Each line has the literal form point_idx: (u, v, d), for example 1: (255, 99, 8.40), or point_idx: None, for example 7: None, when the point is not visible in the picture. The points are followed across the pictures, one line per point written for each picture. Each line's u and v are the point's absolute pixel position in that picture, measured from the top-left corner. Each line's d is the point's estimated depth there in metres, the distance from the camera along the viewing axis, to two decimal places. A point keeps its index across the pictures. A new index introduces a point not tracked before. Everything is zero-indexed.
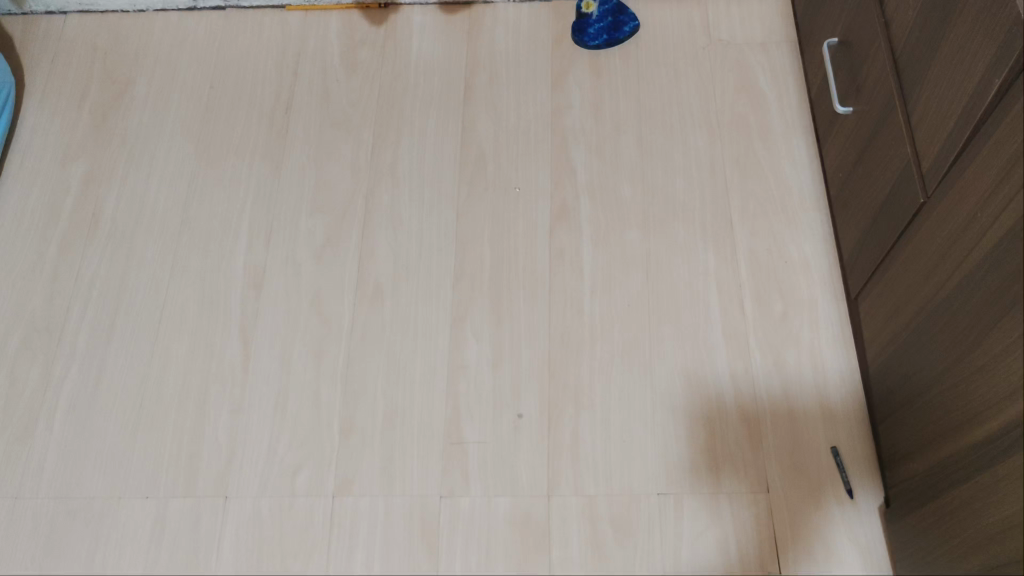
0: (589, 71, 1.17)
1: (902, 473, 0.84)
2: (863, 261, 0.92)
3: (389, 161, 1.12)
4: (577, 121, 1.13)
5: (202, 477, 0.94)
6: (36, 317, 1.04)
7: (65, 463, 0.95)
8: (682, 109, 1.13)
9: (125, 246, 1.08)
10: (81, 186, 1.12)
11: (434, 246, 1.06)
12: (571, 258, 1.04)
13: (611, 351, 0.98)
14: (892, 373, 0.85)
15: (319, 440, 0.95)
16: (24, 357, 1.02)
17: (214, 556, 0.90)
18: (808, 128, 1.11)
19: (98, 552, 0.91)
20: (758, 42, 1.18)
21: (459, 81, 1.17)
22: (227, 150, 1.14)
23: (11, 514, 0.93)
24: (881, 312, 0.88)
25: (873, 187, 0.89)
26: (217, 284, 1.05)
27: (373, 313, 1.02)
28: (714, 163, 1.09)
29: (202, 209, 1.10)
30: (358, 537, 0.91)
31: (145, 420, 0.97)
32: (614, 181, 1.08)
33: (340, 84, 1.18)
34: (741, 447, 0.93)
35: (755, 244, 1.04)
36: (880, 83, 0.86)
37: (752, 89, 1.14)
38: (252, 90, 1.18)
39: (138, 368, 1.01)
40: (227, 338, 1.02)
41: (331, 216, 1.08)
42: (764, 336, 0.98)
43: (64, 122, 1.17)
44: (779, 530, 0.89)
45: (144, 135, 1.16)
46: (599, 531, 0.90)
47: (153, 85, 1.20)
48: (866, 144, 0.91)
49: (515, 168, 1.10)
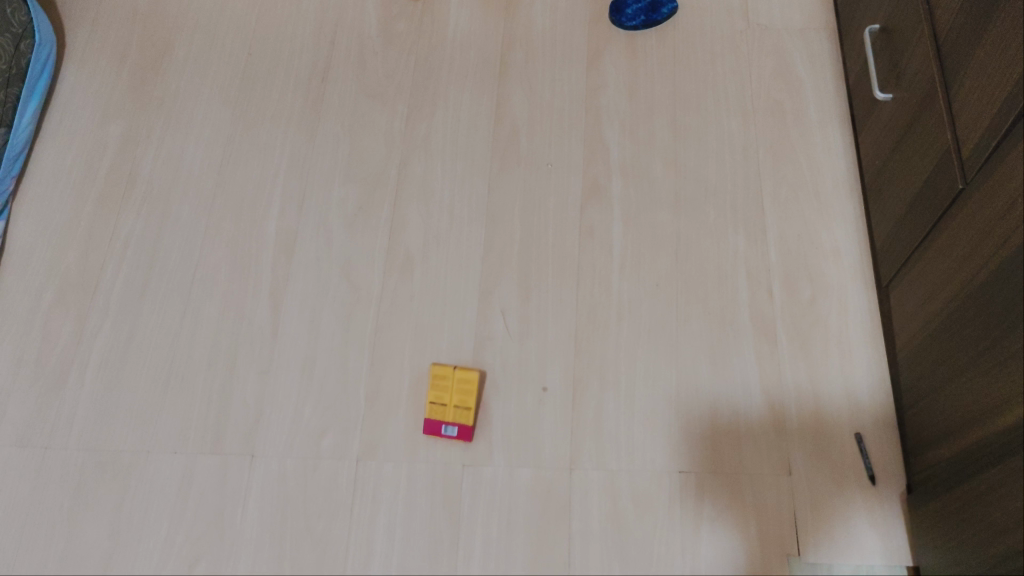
0: (625, 51, 1.17)
1: (927, 461, 0.84)
2: (896, 248, 0.92)
3: (422, 134, 1.12)
4: (612, 101, 1.13)
5: (229, 436, 0.95)
6: (71, 273, 1.05)
7: (95, 416, 0.97)
8: (717, 92, 1.13)
9: (159, 206, 1.09)
10: (119, 146, 1.14)
11: (464, 218, 1.06)
12: (601, 236, 1.04)
13: (638, 329, 0.99)
14: (921, 360, 0.85)
15: (345, 404, 0.97)
16: (58, 311, 1.03)
17: (239, 513, 0.92)
18: (844, 116, 1.11)
19: (125, 504, 0.92)
20: (797, 29, 1.18)
21: (495, 57, 1.17)
22: (263, 116, 1.15)
23: (41, 463, 0.95)
24: (912, 299, 0.87)
25: (911, 173, 0.89)
26: (249, 247, 1.06)
27: (402, 282, 1.03)
28: (747, 147, 1.09)
29: (236, 174, 1.11)
30: (381, 501, 0.92)
31: (174, 377, 0.99)
32: (647, 161, 1.08)
33: (377, 55, 1.18)
34: (764, 429, 0.93)
35: (786, 229, 1.03)
36: (923, 69, 0.85)
37: (788, 75, 1.14)
38: (289, 59, 1.19)
39: (169, 327, 1.02)
40: (257, 301, 1.03)
41: (363, 185, 1.09)
42: (792, 320, 0.98)
43: (103, 83, 1.19)
44: (799, 513, 0.89)
45: (182, 99, 1.17)
46: (619, 505, 0.90)
47: (192, 50, 1.21)
48: (904, 130, 0.91)
49: (548, 145, 1.10)
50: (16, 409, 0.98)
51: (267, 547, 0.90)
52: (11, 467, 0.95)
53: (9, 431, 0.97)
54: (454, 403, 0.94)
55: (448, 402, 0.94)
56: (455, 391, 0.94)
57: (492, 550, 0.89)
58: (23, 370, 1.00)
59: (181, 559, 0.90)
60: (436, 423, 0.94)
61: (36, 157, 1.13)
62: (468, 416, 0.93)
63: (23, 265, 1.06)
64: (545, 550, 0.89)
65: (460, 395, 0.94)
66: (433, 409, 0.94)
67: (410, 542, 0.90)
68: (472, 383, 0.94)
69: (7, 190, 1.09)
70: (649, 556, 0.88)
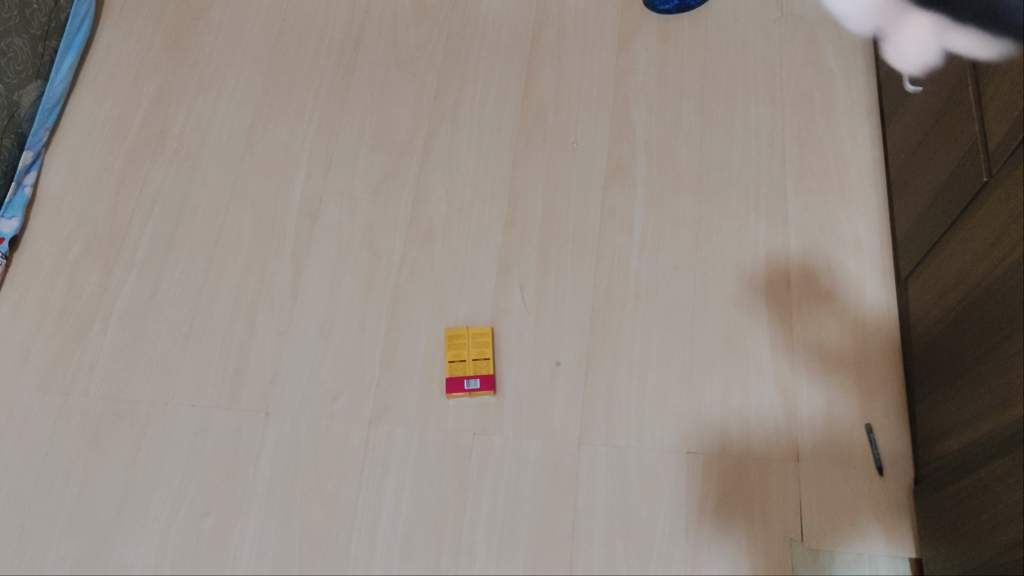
0: (656, 34, 1.17)
1: (936, 453, 0.84)
2: (918, 241, 0.92)
3: (450, 106, 1.13)
4: (640, 83, 1.13)
5: (245, 393, 0.97)
6: (99, 226, 1.07)
7: (116, 365, 0.99)
8: (747, 80, 1.13)
9: (188, 165, 1.11)
10: (151, 104, 1.15)
11: (488, 192, 1.07)
12: (623, 216, 1.05)
13: (654, 309, 0.99)
14: (936, 352, 0.85)
15: (361, 368, 0.98)
16: (85, 262, 1.05)
17: (252, 467, 0.93)
18: (873, 110, 1.10)
19: (141, 453, 0.94)
20: (831, 20, 1.18)
21: (527, 34, 1.18)
22: (294, 82, 1.16)
23: (61, 408, 0.97)
24: (931, 292, 0.87)
25: (936, 166, 0.89)
26: (274, 210, 1.08)
27: (423, 251, 1.04)
28: (774, 136, 1.09)
29: (264, 137, 1.12)
30: (391, 464, 0.93)
31: (195, 332, 1.01)
32: (672, 144, 1.09)
33: (410, 27, 1.19)
34: (774, 414, 0.94)
35: (808, 218, 1.03)
36: (955, 61, 0.85)
37: (819, 66, 1.14)
38: (323, 27, 1.20)
39: (192, 283, 1.04)
40: (279, 263, 1.04)
41: (390, 154, 1.10)
42: (809, 309, 0.98)
43: (139, 42, 1.20)
44: (805, 498, 0.90)
45: (215, 61, 1.18)
46: (626, 482, 0.91)
47: (228, 13, 1.22)
48: (932, 123, 0.90)
49: (575, 124, 1.11)
50: (40, 355, 1.00)
51: (278, 502, 0.91)
52: (31, 411, 0.97)
53: (32, 375, 0.99)
54: (473, 357, 0.96)
55: (467, 358, 0.96)
56: (472, 347, 0.97)
57: (498, 518, 0.90)
58: (48, 317, 1.02)
59: (192, 509, 0.91)
60: (458, 379, 0.95)
61: (71, 111, 1.15)
62: (488, 365, 0.96)
63: (52, 216, 1.08)
64: (550, 521, 0.90)
65: (477, 348, 0.97)
66: (453, 367, 0.96)
67: (417, 505, 0.91)
68: (487, 337, 0.98)
69: (41, 141, 1.11)
70: (653, 533, 0.89)
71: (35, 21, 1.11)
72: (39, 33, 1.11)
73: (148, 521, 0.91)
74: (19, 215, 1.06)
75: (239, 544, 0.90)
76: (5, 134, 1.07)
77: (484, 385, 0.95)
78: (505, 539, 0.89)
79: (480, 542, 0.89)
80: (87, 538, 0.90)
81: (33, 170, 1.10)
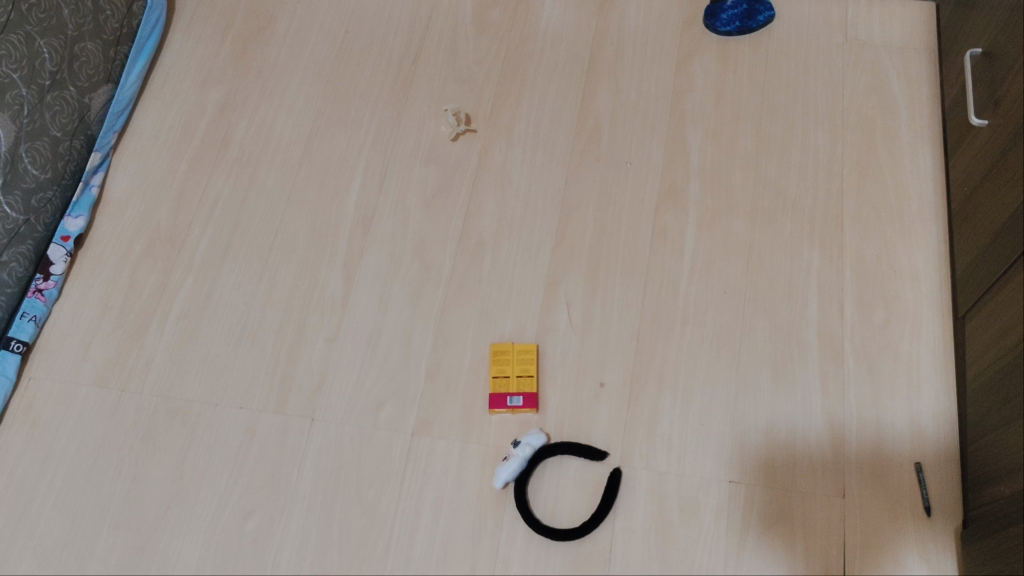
0: (716, 56, 1.16)
1: (986, 496, 0.82)
2: (978, 277, 0.90)
3: (506, 122, 1.13)
4: (698, 104, 1.12)
5: (293, 398, 0.99)
6: (161, 228, 1.10)
7: (170, 365, 1.02)
8: (807, 105, 1.11)
9: (248, 172, 1.14)
10: (216, 111, 1.18)
11: (539, 209, 1.07)
12: (674, 238, 1.04)
13: (701, 333, 0.98)
14: (991, 394, 0.83)
15: (406, 379, 0.99)
16: (145, 263, 1.08)
17: (296, 471, 0.95)
18: (936, 139, 1.08)
19: (191, 452, 0.97)
20: (897, 47, 1.15)
21: (586, 52, 1.18)
22: (354, 92, 1.18)
23: (116, 404, 1.00)
24: (988, 331, 0.85)
25: (999, 203, 0.86)
26: (328, 218, 1.09)
27: (473, 266, 1.05)
28: (832, 162, 1.07)
29: (323, 147, 1.14)
30: (431, 476, 0.94)
31: (247, 336, 1.03)
32: (727, 168, 1.08)
33: (469, 42, 1.20)
34: (820, 447, 0.92)
35: (864, 248, 1.02)
36: (1021, 97, 0.83)
37: (882, 93, 1.12)
38: (384, 39, 1.22)
39: (246, 287, 1.06)
40: (332, 271, 1.06)
41: (443, 167, 1.11)
42: (860, 340, 0.97)
43: (207, 49, 1.23)
44: (849, 536, 0.88)
45: (279, 70, 1.21)
46: (665, 508, 0.90)
47: (293, 24, 1.25)
48: (997, 158, 0.88)
49: (630, 144, 1.11)
50: (98, 351, 1.03)
51: (320, 508, 0.93)
52: (88, 405, 1.00)
53: (90, 370, 1.02)
54: (516, 374, 0.96)
55: (511, 374, 0.96)
56: (515, 364, 0.97)
57: (534, 536, 0.90)
58: (108, 315, 1.05)
59: (236, 511, 0.93)
60: (501, 396, 0.95)
61: (139, 115, 1.19)
62: (532, 383, 0.96)
63: (117, 216, 1.11)
64: (587, 543, 0.89)
65: (521, 366, 0.97)
66: (497, 383, 0.96)
67: (455, 519, 0.92)
68: (531, 355, 0.98)
69: (109, 143, 1.14)
70: (689, 561, 0.88)
71: (108, 27, 1.13)
72: (111, 39, 1.14)
73: (194, 519, 0.93)
74: (85, 214, 1.09)
75: (280, 547, 0.91)
76: (76, 136, 1.09)
77: (526, 403, 0.94)
78: (541, 558, 0.89)
79: (516, 560, 0.89)
80: (135, 533, 0.93)
81: (100, 171, 1.13)
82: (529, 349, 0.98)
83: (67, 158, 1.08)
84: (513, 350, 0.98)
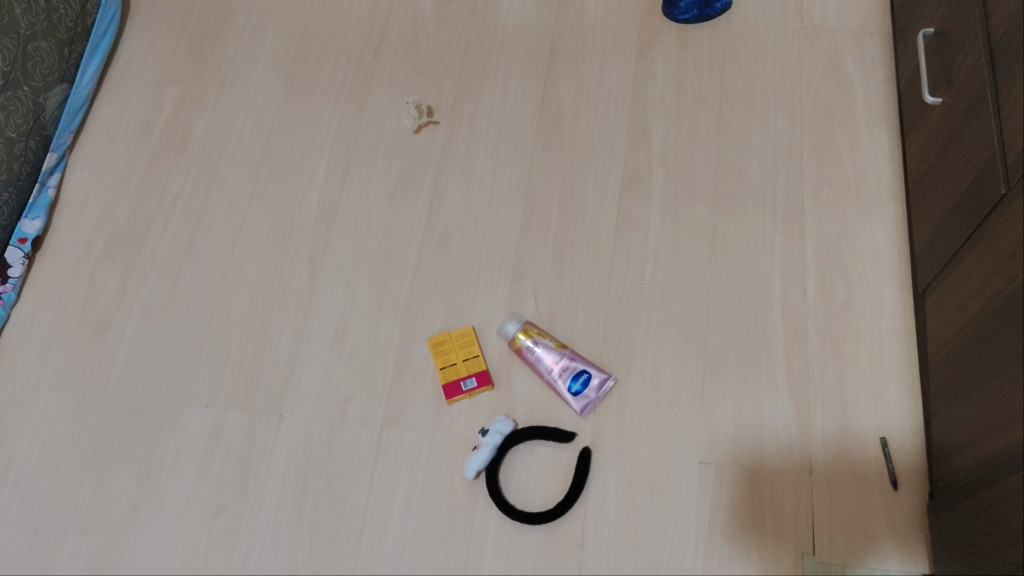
0: (676, 44, 1.17)
1: (951, 467, 0.83)
2: (936, 253, 0.91)
3: (468, 114, 1.13)
4: (659, 92, 1.13)
5: (259, 395, 0.98)
6: (120, 228, 1.09)
7: (133, 365, 1.00)
8: (766, 89, 1.12)
9: (207, 169, 1.12)
10: (174, 108, 1.17)
11: (504, 199, 1.07)
12: (638, 225, 1.04)
13: (668, 318, 0.99)
14: (953, 367, 0.84)
15: (373, 372, 0.98)
16: (105, 263, 1.07)
17: (264, 468, 0.94)
18: (892, 121, 1.10)
19: (156, 452, 0.95)
20: (851, 31, 1.17)
21: (546, 42, 1.18)
22: (315, 87, 1.17)
23: (79, 406, 0.98)
24: (948, 304, 0.86)
25: (955, 179, 0.88)
26: (292, 214, 1.08)
27: (438, 258, 1.04)
28: (792, 145, 1.08)
29: (284, 142, 1.14)
30: (402, 468, 0.93)
31: (212, 334, 1.02)
32: (689, 154, 1.08)
33: (430, 34, 1.20)
34: (787, 427, 0.93)
35: (825, 229, 1.03)
36: (974, 74, 0.84)
37: (838, 77, 1.13)
38: (343, 33, 1.21)
39: (209, 285, 1.05)
40: (296, 266, 1.05)
41: (407, 160, 1.11)
42: (824, 320, 0.98)
43: (164, 47, 1.22)
44: (818, 512, 0.89)
45: (238, 67, 1.20)
46: (636, 492, 0.90)
47: (251, 19, 1.24)
48: (952, 134, 0.89)
49: (593, 132, 1.11)
50: (59, 353, 1.01)
51: (289, 504, 0.92)
52: (49, 408, 0.98)
53: (51, 373, 1.00)
54: (462, 359, 0.97)
55: (457, 361, 0.97)
56: (458, 349, 0.97)
57: (507, 524, 0.90)
58: (68, 317, 1.03)
59: (204, 510, 0.92)
60: (455, 384, 0.95)
61: (95, 114, 1.17)
62: (480, 363, 0.97)
63: (75, 217, 1.10)
64: (559, 529, 0.89)
65: (464, 349, 0.97)
66: (447, 374, 0.96)
67: (427, 510, 0.91)
68: (470, 336, 0.98)
69: (65, 144, 1.12)
70: (662, 543, 0.88)
71: (62, 26, 1.11)
72: (65, 38, 1.11)
73: (161, 520, 0.92)
74: (42, 216, 1.08)
75: (249, 545, 0.90)
76: (31, 136, 1.07)
77: (481, 383, 0.95)
78: (514, 546, 0.89)
79: (489, 549, 0.89)
80: (100, 535, 0.91)
81: (57, 172, 1.12)
82: (464, 333, 0.98)
83: (23, 159, 1.05)
84: (450, 339, 0.98)
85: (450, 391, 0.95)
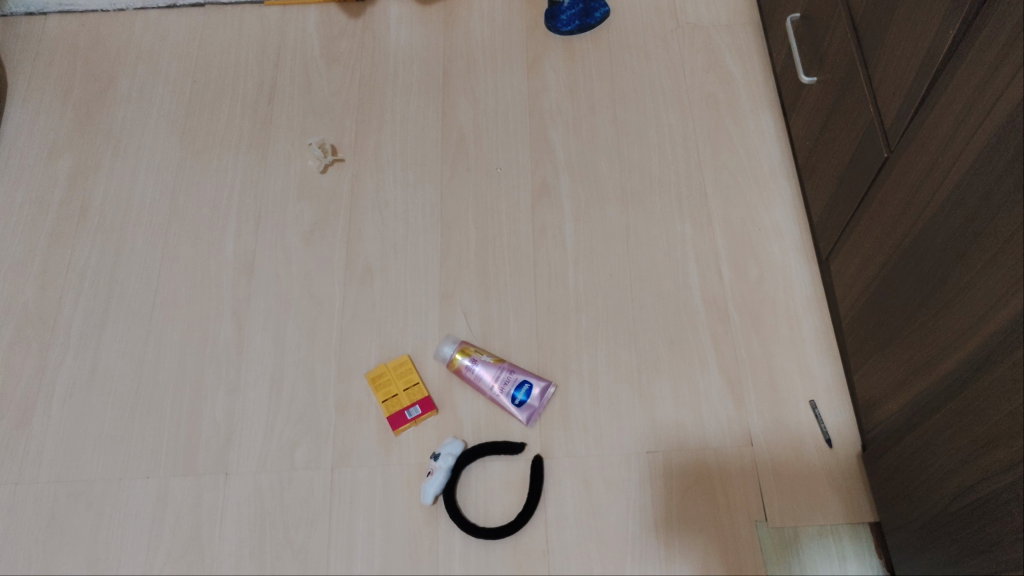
0: (563, 56, 1.21)
1: (878, 418, 0.88)
2: (834, 221, 0.97)
3: (372, 148, 1.14)
4: (554, 103, 1.17)
5: (201, 456, 0.96)
6: (29, 309, 1.05)
7: (64, 448, 0.97)
8: (654, 89, 1.17)
9: (113, 237, 1.10)
10: (68, 180, 1.14)
11: (420, 226, 1.09)
12: (554, 233, 1.07)
13: (596, 318, 1.02)
14: (865, 323, 0.89)
15: (315, 415, 0.98)
16: (18, 348, 1.03)
17: (218, 529, 0.92)
18: (774, 104, 1.16)
19: (101, 532, 0.92)
20: (724, 24, 1.23)
21: (438, 69, 1.20)
22: (213, 141, 1.16)
23: (12, 499, 0.94)
24: (852, 266, 0.92)
25: (840, 150, 0.94)
26: (208, 270, 1.07)
27: (363, 293, 1.05)
28: (686, 138, 1.13)
29: (190, 200, 1.12)
30: (359, 506, 0.93)
31: (143, 403, 0.99)
32: (591, 159, 1.12)
33: (321, 75, 1.21)
34: (724, 404, 0.97)
35: (729, 213, 1.08)
36: (842, 50, 0.90)
37: (719, 69, 1.19)
38: (234, 84, 1.21)
39: (132, 354, 1.02)
40: (220, 322, 1.04)
41: (317, 201, 1.11)
42: (741, 298, 1.02)
43: (48, 120, 1.19)
44: (764, 480, 0.93)
45: (130, 130, 1.18)
46: (592, 490, 0.93)
47: (136, 82, 1.22)
48: (831, 109, 0.95)
49: (497, 150, 1.13)
50: None
51: (249, 560, 0.90)
52: None
53: None
54: (403, 389, 0.98)
55: (398, 392, 0.97)
56: (398, 379, 0.98)
57: (471, 543, 0.91)
58: None
59: None
60: (399, 414, 0.96)
61: None
62: (421, 390, 0.98)
63: None
64: (523, 539, 0.91)
65: (404, 379, 0.98)
66: (390, 406, 0.97)
67: (390, 543, 0.91)
68: (408, 365, 0.99)
69: None
70: (624, 535, 0.90)
71: None
72: None
73: None
74: None
75: None
76: None
77: (425, 409, 0.96)
78: (482, 563, 0.90)
79: (457, 571, 0.89)
80: None
81: None
82: (401, 362, 0.99)
83: None
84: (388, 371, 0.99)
85: (396, 423, 0.96)
